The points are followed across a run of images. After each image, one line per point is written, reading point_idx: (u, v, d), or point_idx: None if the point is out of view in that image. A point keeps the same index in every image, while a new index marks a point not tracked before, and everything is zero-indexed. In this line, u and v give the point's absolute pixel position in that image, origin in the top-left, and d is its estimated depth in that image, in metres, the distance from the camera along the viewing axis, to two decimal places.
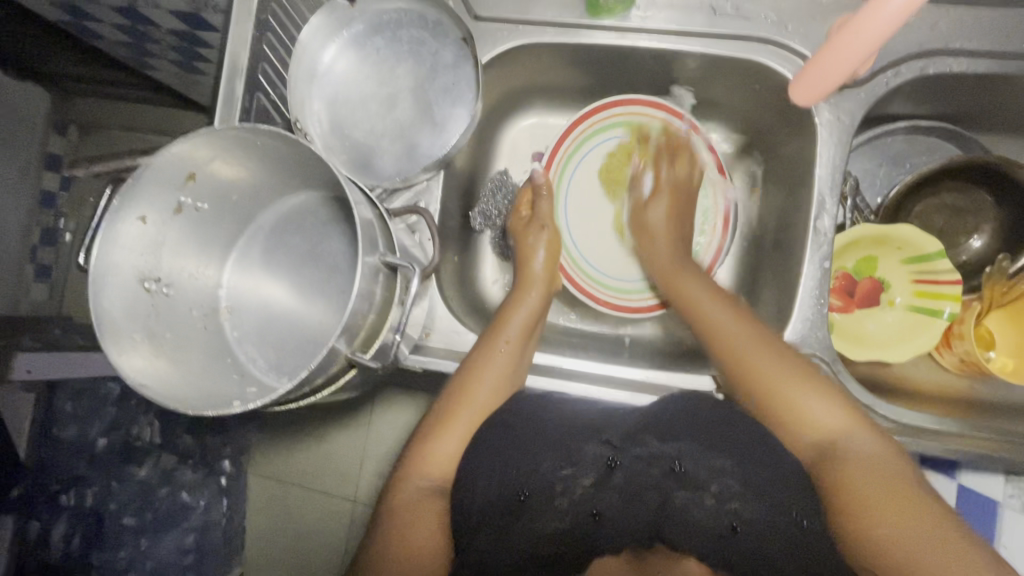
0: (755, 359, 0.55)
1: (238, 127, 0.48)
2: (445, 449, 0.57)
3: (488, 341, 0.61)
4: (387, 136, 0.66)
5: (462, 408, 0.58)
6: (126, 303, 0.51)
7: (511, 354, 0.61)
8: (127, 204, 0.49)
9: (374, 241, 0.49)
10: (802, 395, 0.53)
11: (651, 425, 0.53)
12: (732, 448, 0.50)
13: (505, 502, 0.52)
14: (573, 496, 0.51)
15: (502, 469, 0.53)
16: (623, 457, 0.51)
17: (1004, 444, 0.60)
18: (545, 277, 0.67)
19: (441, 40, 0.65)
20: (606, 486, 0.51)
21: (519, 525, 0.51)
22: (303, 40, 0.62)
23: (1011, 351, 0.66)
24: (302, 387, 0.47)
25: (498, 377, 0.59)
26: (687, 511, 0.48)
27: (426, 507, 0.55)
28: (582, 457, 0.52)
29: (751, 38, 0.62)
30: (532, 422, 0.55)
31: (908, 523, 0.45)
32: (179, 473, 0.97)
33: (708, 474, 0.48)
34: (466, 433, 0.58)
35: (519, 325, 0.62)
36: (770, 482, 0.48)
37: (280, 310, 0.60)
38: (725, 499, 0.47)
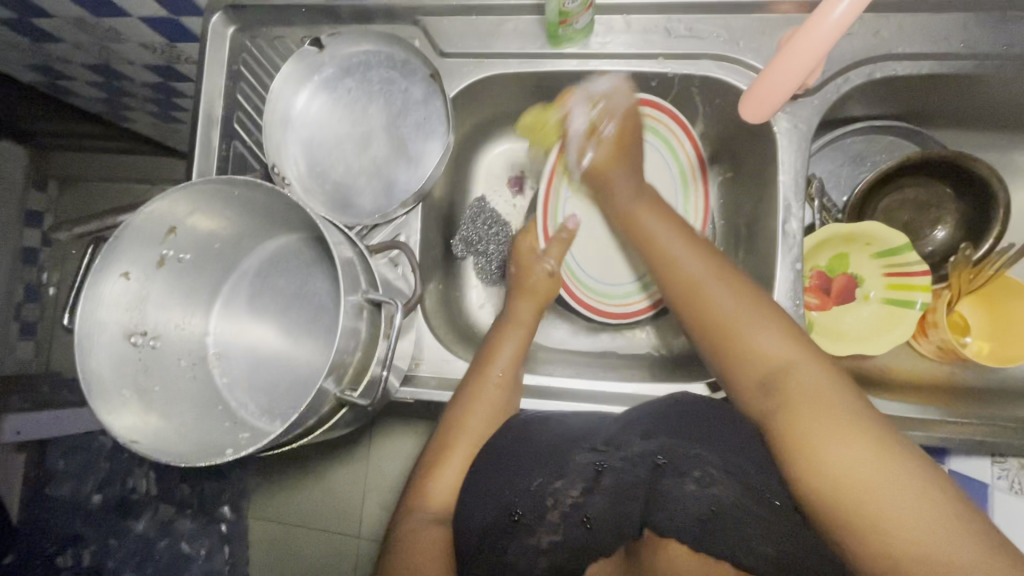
0: (705, 280, 0.56)
1: (216, 180, 0.49)
2: (443, 481, 0.58)
3: (478, 375, 0.62)
4: (363, 174, 0.67)
5: (458, 441, 0.59)
6: (113, 361, 0.51)
7: (502, 389, 0.61)
8: (109, 263, 0.50)
9: (356, 280, 0.50)
10: (751, 329, 0.52)
11: (635, 425, 0.55)
12: (712, 442, 0.51)
13: (499, 524, 0.52)
14: (563, 509, 0.53)
15: (497, 491, 0.54)
16: (610, 459, 0.54)
17: (986, 427, 0.61)
18: (530, 318, 0.67)
19: (410, 78, 0.67)
20: (595, 491, 0.53)
21: (515, 544, 0.52)
22: (275, 89, 0.64)
23: (986, 335, 0.69)
24: (294, 430, 0.48)
25: (491, 408, 0.60)
26: (674, 495, 0.51)
27: (430, 541, 0.55)
28: (570, 468, 0.54)
29: (706, 56, 0.65)
30: (520, 440, 0.57)
31: (857, 455, 0.42)
32: (178, 524, 0.98)
33: (692, 462, 0.50)
34: (462, 465, 0.59)
35: (510, 353, 0.63)
36: (755, 470, 0.49)
37: (269, 354, 0.60)
38: (705, 482, 0.50)
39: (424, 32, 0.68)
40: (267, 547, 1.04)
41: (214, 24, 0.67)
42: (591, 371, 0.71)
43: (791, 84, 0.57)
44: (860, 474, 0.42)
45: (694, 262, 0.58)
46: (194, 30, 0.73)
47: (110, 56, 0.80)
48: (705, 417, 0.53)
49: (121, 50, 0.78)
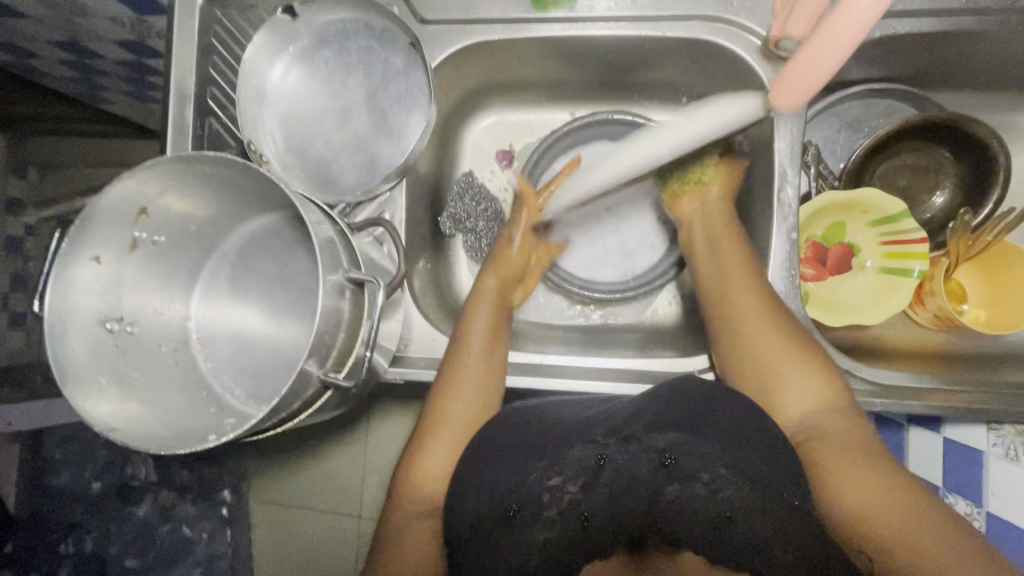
0: (751, 324, 0.57)
1: (183, 156, 0.47)
2: (433, 464, 0.56)
3: (452, 364, 0.60)
4: (344, 150, 0.65)
5: (442, 423, 0.58)
6: (88, 347, 0.50)
7: (482, 365, 0.60)
8: (77, 246, 0.48)
9: (336, 258, 0.48)
10: (784, 365, 0.54)
11: (638, 418, 0.53)
12: (722, 437, 0.50)
13: (490, 516, 0.51)
14: (559, 505, 0.50)
15: (492, 480, 0.52)
16: (611, 451, 0.51)
17: (983, 395, 0.61)
18: (495, 289, 0.66)
19: (389, 47, 0.64)
20: (593, 486, 0.50)
21: (506, 541, 0.50)
22: (248, 61, 0.61)
23: (982, 303, 0.69)
24: (277, 414, 0.46)
25: (475, 391, 0.59)
26: (682, 503, 0.48)
27: (423, 524, 0.54)
28: (568, 462, 0.51)
29: (696, 16, 0.62)
30: (516, 431, 0.56)
31: (870, 488, 0.46)
32: (177, 508, 0.97)
33: (702, 463, 0.49)
34: (453, 448, 0.57)
35: (479, 329, 0.62)
36: (767, 470, 0.48)
37: (254, 337, 0.59)
38: (715, 485, 0.49)
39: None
40: (268, 532, 1.04)
41: None
42: (586, 347, 0.70)
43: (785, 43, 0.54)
44: (883, 512, 0.45)
45: (771, 343, 0.55)
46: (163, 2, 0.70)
47: (78, 32, 0.76)
48: (711, 408, 0.53)
49: (89, 25, 0.74)
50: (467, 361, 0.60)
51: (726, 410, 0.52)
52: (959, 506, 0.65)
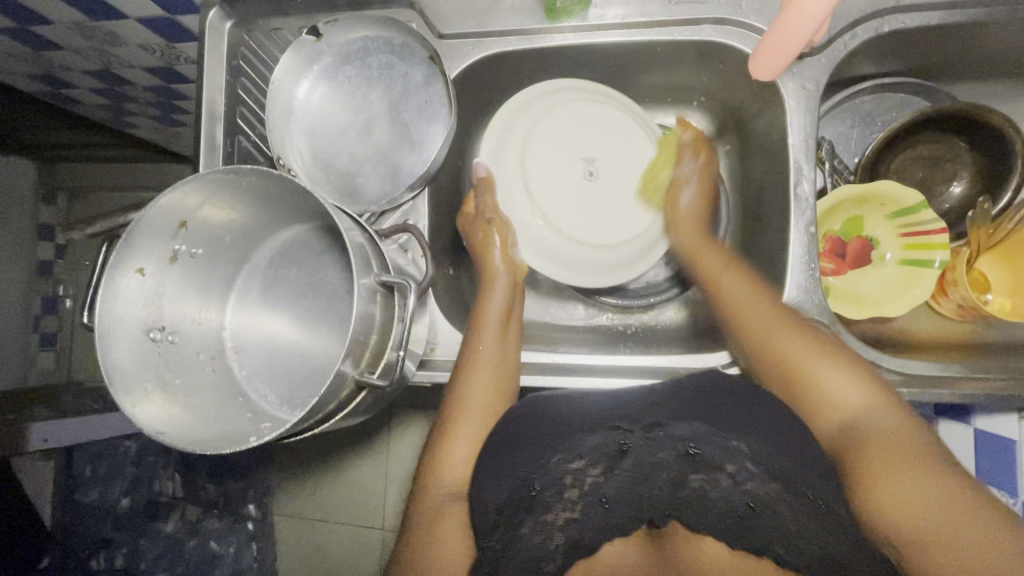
0: (770, 330, 0.57)
1: (224, 170, 0.49)
2: (457, 457, 0.58)
3: (472, 345, 0.62)
4: (368, 161, 0.67)
5: (463, 417, 0.59)
6: (133, 356, 0.52)
7: (495, 352, 0.62)
8: (123, 258, 0.50)
9: (368, 263, 0.50)
10: (825, 368, 0.53)
11: (660, 408, 0.54)
12: (748, 432, 0.50)
13: (517, 498, 0.50)
14: (582, 486, 0.50)
15: (509, 468, 0.53)
16: (634, 440, 0.52)
17: (1013, 381, 0.60)
18: (507, 267, 0.66)
19: (409, 62, 0.66)
20: (615, 470, 0.51)
21: (532, 520, 0.48)
22: (276, 81, 0.64)
23: (1006, 292, 0.68)
24: (315, 415, 0.48)
25: (493, 375, 0.60)
26: (704, 491, 0.49)
27: (450, 516, 0.54)
28: (587, 446, 0.52)
29: (705, 20, 0.63)
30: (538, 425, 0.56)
31: (925, 488, 0.43)
32: (206, 524, 1.01)
33: (725, 454, 0.49)
34: (475, 437, 0.58)
35: (496, 318, 0.63)
36: (798, 473, 0.47)
37: (286, 344, 0.61)
38: (741, 479, 0.48)
39: (420, 15, 0.67)
40: (294, 544, 1.06)
41: (211, 20, 0.67)
42: (603, 347, 0.72)
43: (793, 43, 0.56)
44: (930, 502, 0.42)
45: (762, 305, 0.59)
46: (192, 28, 0.73)
47: (110, 61, 0.80)
48: (728, 408, 0.53)
49: (121, 54, 0.78)
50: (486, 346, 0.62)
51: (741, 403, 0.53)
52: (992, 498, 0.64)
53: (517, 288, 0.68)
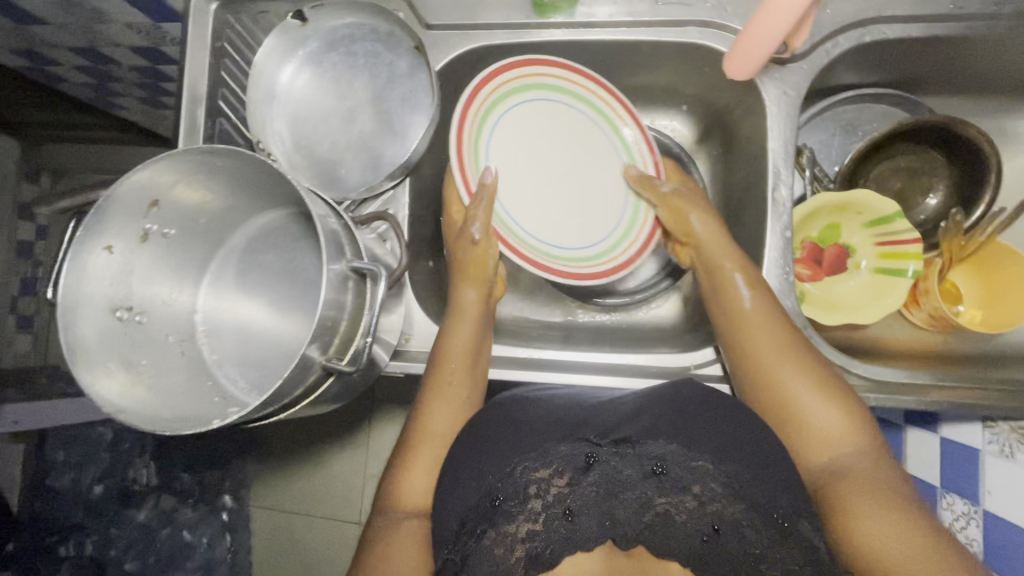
0: (837, 436, 0.50)
1: (197, 149, 0.48)
2: (417, 481, 0.55)
3: (436, 374, 0.59)
4: (350, 149, 0.67)
5: (422, 446, 0.56)
6: (98, 333, 0.51)
7: (461, 388, 0.59)
8: (91, 235, 0.50)
9: (340, 249, 0.49)
10: (865, 479, 0.48)
11: (633, 420, 0.53)
12: (707, 448, 0.50)
13: (478, 508, 0.50)
14: (545, 498, 0.49)
15: (477, 472, 0.52)
16: (602, 452, 0.51)
17: (980, 390, 0.61)
18: (478, 310, 0.62)
19: (395, 51, 0.66)
20: (581, 482, 0.50)
21: (492, 531, 0.48)
22: (258, 63, 0.64)
23: (978, 304, 0.68)
24: (280, 400, 0.47)
25: (454, 404, 0.58)
26: (670, 517, 0.48)
27: (408, 535, 0.51)
28: (553, 454, 0.51)
29: (692, 22, 0.64)
30: (505, 423, 0.54)
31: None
32: (179, 514, 0.97)
33: (692, 475, 0.49)
34: (434, 467, 0.55)
35: (463, 349, 0.60)
36: (752, 481, 0.48)
37: (258, 330, 0.60)
38: (705, 500, 0.48)
39: (408, 4, 0.67)
40: (269, 537, 1.07)
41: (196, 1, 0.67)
42: (579, 344, 0.72)
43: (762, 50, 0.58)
44: None
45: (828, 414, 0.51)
46: None
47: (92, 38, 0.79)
48: (707, 416, 0.52)
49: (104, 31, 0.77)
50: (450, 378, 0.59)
51: (709, 413, 0.53)
52: (956, 506, 0.64)
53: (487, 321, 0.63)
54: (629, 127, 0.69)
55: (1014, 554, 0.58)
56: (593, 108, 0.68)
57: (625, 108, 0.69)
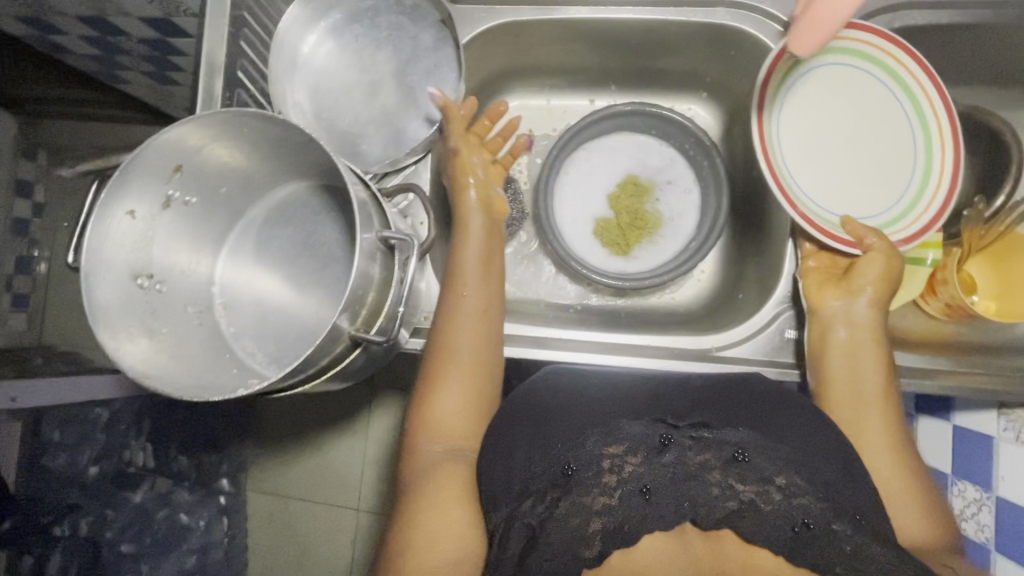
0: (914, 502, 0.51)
1: (227, 112, 0.47)
2: (446, 404, 0.54)
3: (454, 285, 0.58)
4: (372, 123, 0.66)
5: (448, 366, 0.55)
6: (119, 298, 0.50)
7: (477, 297, 0.58)
8: (115, 197, 0.48)
9: (370, 218, 0.49)
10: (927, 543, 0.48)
11: (703, 407, 0.53)
12: (788, 440, 0.50)
13: (550, 477, 0.48)
14: (620, 475, 0.47)
15: (544, 444, 0.50)
16: (675, 434, 0.49)
17: (994, 377, 0.62)
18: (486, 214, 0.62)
19: (419, 24, 0.65)
20: (654, 461, 0.48)
21: (569, 500, 0.46)
22: (281, 32, 0.62)
23: (993, 294, 0.66)
24: (308, 369, 0.47)
25: (474, 323, 0.57)
26: (756, 506, 0.46)
27: (448, 476, 0.51)
28: (628, 433, 0.49)
29: (720, 3, 0.64)
30: (565, 394, 0.56)
31: None
32: (175, 496, 0.94)
33: (773, 466, 0.47)
34: (462, 386, 0.55)
35: (475, 269, 0.59)
36: (824, 464, 0.49)
37: (277, 303, 0.59)
38: (790, 492, 0.46)
39: None
40: (267, 519, 1.06)
41: None
42: (596, 327, 0.73)
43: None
44: None
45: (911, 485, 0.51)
46: None
47: None
48: (770, 409, 0.53)
49: None
50: (471, 288, 0.58)
51: (790, 404, 0.54)
52: (968, 492, 0.65)
53: (495, 223, 0.63)
54: (935, 107, 0.63)
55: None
56: (884, 66, 0.63)
57: (937, 85, 0.62)
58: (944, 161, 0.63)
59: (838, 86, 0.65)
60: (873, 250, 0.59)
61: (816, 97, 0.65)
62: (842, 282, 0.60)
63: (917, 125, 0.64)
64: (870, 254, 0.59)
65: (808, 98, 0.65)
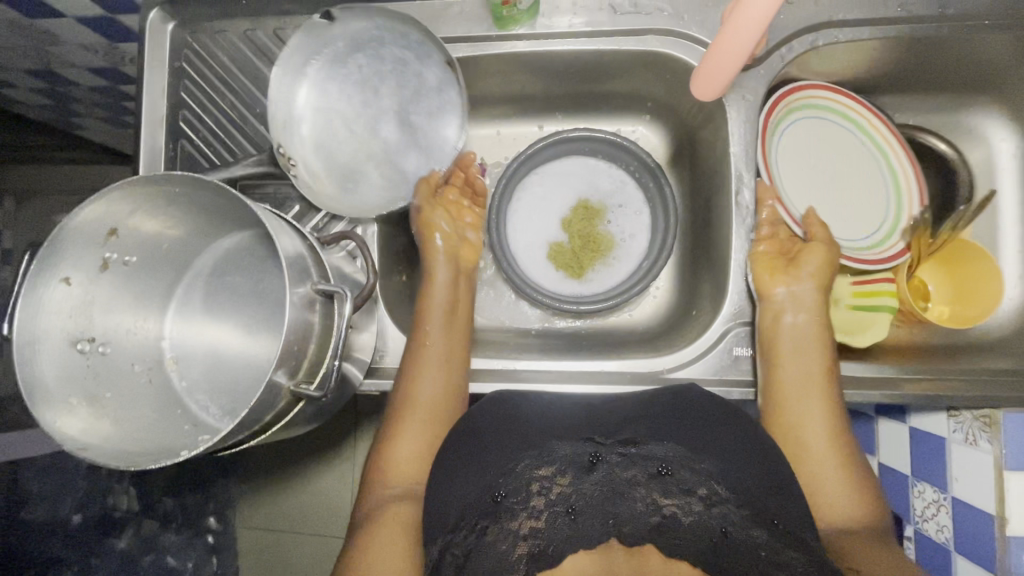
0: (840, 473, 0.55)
1: (153, 177, 0.47)
2: (405, 449, 0.58)
3: (419, 336, 0.63)
4: (372, 159, 0.66)
5: (408, 411, 0.59)
6: (58, 368, 0.49)
7: (442, 347, 0.62)
8: (48, 267, 0.48)
9: (305, 272, 0.49)
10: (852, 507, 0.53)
11: (636, 421, 0.56)
12: (713, 452, 0.53)
13: (479, 505, 0.51)
14: (548, 496, 0.51)
15: (478, 473, 0.52)
16: (605, 451, 0.53)
17: (943, 381, 0.63)
18: (448, 253, 0.68)
19: (423, 62, 0.64)
20: (585, 479, 0.52)
21: (496, 526, 0.50)
22: (274, 74, 0.61)
23: (946, 300, 0.69)
24: (250, 427, 0.47)
25: (438, 367, 0.61)
26: (677, 518, 0.50)
27: (396, 517, 0.53)
28: (558, 454, 0.53)
29: (649, 30, 0.65)
30: (508, 428, 0.56)
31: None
32: (162, 538, 0.93)
33: (695, 476, 0.52)
34: (423, 429, 0.58)
35: (440, 324, 0.63)
36: (749, 479, 0.52)
37: (228, 354, 0.59)
38: (712, 501, 0.50)
39: None
40: (252, 557, 1.03)
41: (153, 23, 0.67)
42: (557, 353, 0.73)
43: (736, 61, 0.57)
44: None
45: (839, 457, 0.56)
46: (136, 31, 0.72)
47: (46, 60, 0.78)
48: (704, 425, 0.55)
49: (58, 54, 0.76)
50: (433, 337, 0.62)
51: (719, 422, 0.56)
52: (928, 494, 0.66)
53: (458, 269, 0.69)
54: (901, 160, 0.70)
55: (982, 538, 0.60)
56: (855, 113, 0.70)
57: (890, 129, 0.70)
58: (911, 197, 0.70)
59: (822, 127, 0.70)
60: (817, 241, 0.64)
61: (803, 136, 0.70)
62: (789, 269, 0.62)
63: (885, 166, 0.70)
64: (813, 245, 0.63)
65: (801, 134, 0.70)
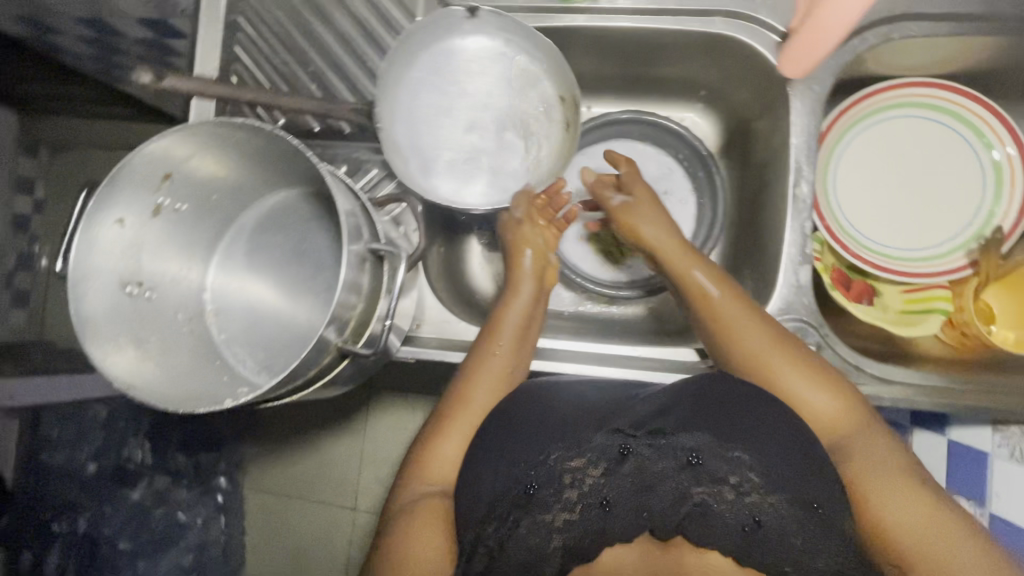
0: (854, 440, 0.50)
1: (214, 121, 0.47)
2: (446, 453, 0.55)
3: (484, 343, 0.59)
4: (455, 155, 0.65)
5: (459, 415, 0.56)
6: (107, 307, 0.50)
7: (507, 358, 0.58)
8: (104, 206, 0.48)
9: (358, 230, 0.48)
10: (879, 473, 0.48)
11: (666, 413, 0.51)
12: (746, 439, 0.48)
13: (510, 497, 0.49)
14: (581, 488, 0.48)
15: (507, 467, 0.51)
16: (636, 444, 0.49)
17: (998, 394, 0.61)
18: (537, 272, 0.63)
19: (541, 88, 0.65)
20: (616, 473, 0.48)
21: (528, 521, 0.48)
22: (399, 50, 0.63)
23: (1012, 324, 0.63)
24: (295, 380, 0.46)
25: (495, 376, 0.58)
26: (709, 507, 0.46)
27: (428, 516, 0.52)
28: (592, 446, 0.50)
29: (716, 11, 0.63)
30: (542, 412, 0.54)
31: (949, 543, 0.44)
32: (173, 494, 0.91)
33: (729, 466, 0.47)
34: (466, 437, 0.56)
35: (509, 341, 0.59)
36: (792, 474, 0.47)
37: (268, 311, 0.59)
38: (746, 492, 0.46)
39: None
40: (261, 519, 1.05)
41: None
42: (592, 336, 0.72)
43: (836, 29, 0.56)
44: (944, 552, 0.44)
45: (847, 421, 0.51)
46: None
47: None
48: (727, 405, 0.51)
49: None
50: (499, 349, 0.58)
51: (746, 400, 0.51)
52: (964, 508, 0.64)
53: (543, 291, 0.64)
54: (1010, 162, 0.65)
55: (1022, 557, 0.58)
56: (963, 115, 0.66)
57: (1008, 131, 0.65)
58: (1012, 206, 0.65)
59: (920, 127, 0.68)
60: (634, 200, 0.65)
61: (890, 135, 0.68)
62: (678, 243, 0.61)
63: (991, 170, 0.66)
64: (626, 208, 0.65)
65: (890, 132, 0.68)
